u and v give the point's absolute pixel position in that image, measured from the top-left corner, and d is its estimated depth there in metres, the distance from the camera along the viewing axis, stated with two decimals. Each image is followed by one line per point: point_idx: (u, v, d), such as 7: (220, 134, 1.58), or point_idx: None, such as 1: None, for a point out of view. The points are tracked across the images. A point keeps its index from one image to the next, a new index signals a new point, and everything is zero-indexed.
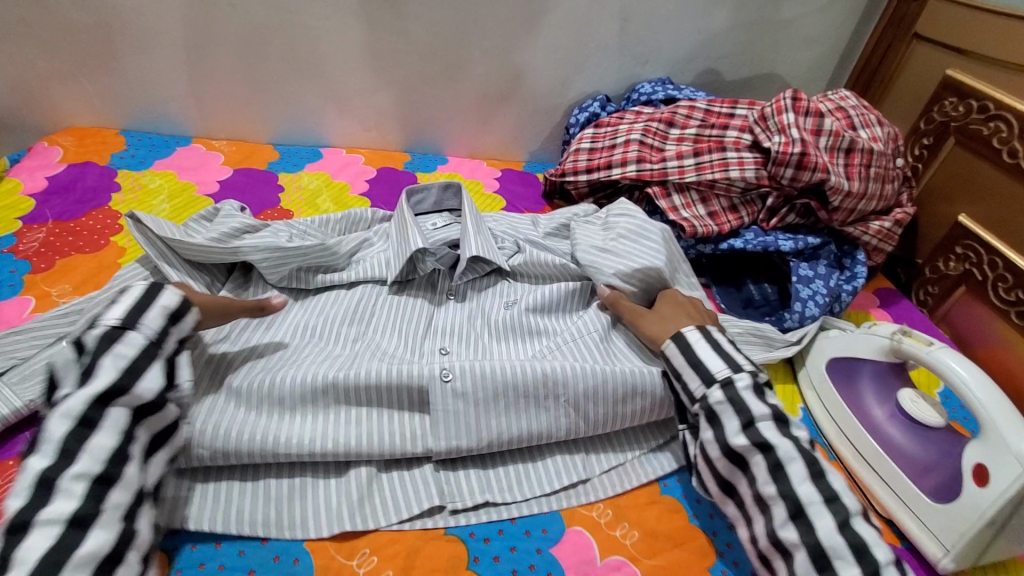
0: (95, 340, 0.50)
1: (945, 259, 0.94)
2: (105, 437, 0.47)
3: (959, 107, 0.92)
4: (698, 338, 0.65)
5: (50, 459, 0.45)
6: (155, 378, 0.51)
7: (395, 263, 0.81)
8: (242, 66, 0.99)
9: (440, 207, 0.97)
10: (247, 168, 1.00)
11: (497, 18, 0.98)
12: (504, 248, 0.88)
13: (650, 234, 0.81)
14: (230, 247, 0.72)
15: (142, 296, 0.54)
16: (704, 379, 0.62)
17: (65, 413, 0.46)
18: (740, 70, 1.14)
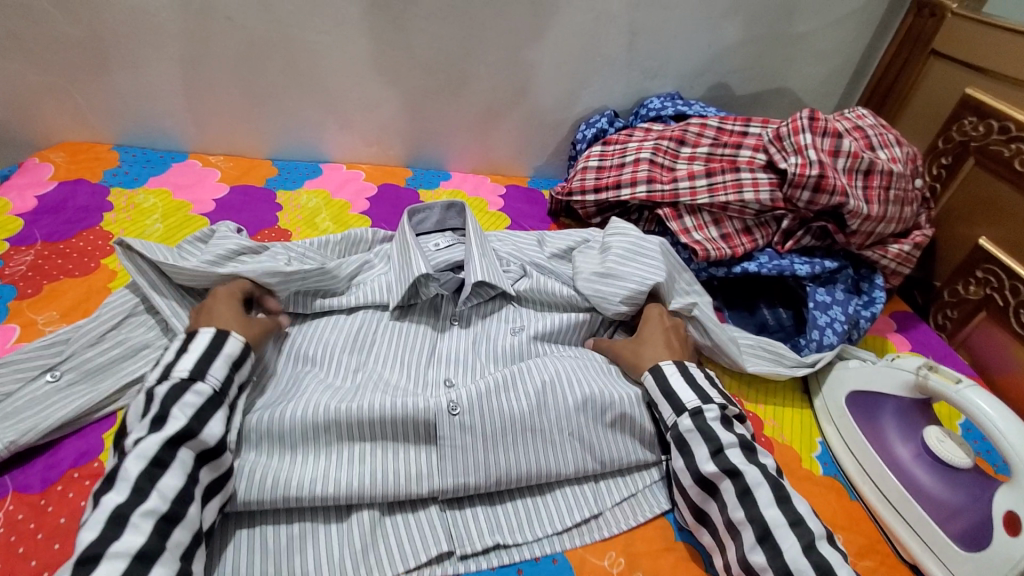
0: (171, 388, 0.54)
1: (965, 283, 0.91)
2: (173, 479, 0.50)
3: (979, 127, 0.89)
4: (675, 372, 0.68)
5: (123, 497, 0.47)
6: (218, 424, 0.54)
7: (395, 287, 0.77)
8: (240, 80, 0.96)
9: (443, 226, 0.93)
10: (244, 185, 0.97)
11: (502, 32, 0.96)
12: (510, 271, 0.85)
13: (650, 250, 0.80)
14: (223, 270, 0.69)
15: (208, 346, 0.58)
16: (675, 408, 0.65)
17: (143, 455, 0.49)
18: (751, 85, 1.11)
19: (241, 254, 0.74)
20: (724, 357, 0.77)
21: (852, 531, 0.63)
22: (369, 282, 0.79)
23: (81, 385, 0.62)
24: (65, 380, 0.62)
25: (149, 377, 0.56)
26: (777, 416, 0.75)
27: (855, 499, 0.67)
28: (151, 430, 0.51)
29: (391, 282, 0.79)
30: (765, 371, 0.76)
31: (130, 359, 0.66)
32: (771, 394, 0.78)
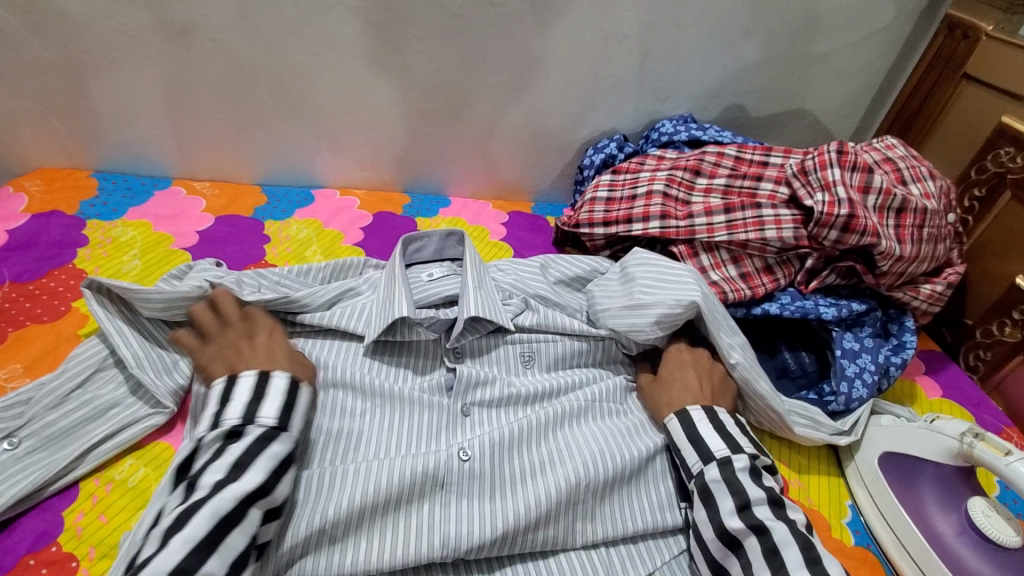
0: (259, 436, 0.53)
1: (999, 323, 0.85)
2: (242, 537, 0.48)
3: (1017, 158, 0.83)
4: (703, 418, 0.63)
5: (184, 555, 0.44)
6: (288, 484, 0.53)
7: (375, 321, 0.70)
8: (226, 104, 0.91)
9: (441, 255, 0.87)
10: (231, 215, 0.92)
11: (505, 54, 0.90)
12: (509, 305, 0.77)
13: (678, 275, 0.72)
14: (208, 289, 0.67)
15: (294, 397, 0.57)
16: (703, 456, 0.61)
17: (214, 511, 0.47)
18: (767, 106, 1.05)
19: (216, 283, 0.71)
20: (763, 416, 0.70)
21: None
22: (345, 307, 0.74)
23: (39, 453, 0.58)
24: (23, 448, 0.58)
25: (229, 415, 0.54)
26: (803, 476, 0.69)
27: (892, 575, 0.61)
28: (232, 476, 0.50)
29: (369, 312, 0.72)
30: (808, 436, 0.69)
31: (96, 421, 0.61)
32: (797, 453, 0.72)
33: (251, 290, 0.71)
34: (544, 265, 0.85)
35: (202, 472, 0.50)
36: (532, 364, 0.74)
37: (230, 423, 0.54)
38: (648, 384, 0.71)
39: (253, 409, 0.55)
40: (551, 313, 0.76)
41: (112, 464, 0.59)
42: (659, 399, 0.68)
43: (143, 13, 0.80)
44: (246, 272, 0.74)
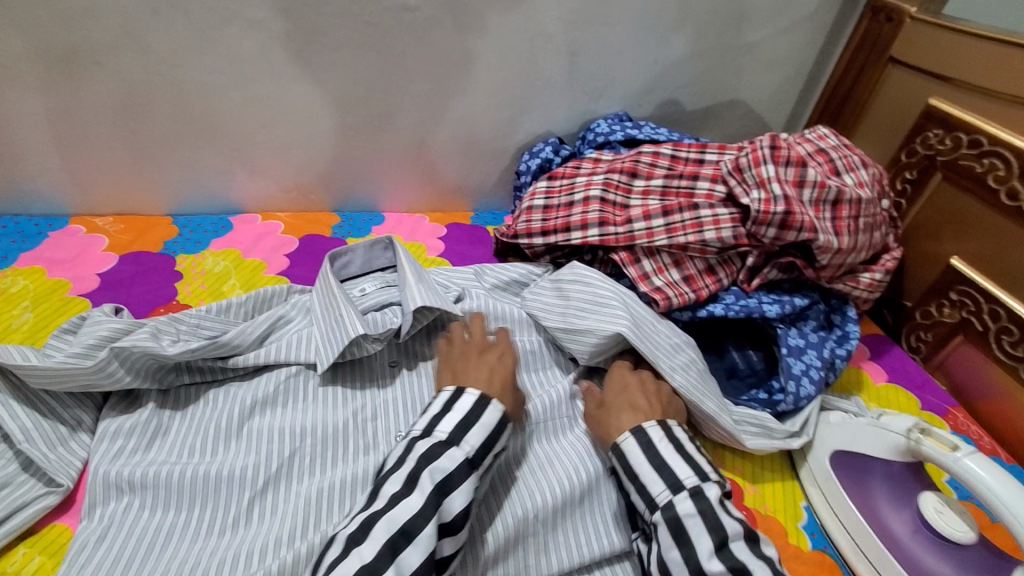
0: (431, 448, 0.54)
1: (938, 304, 0.86)
2: (417, 554, 0.47)
3: (946, 140, 0.84)
4: (662, 438, 0.58)
5: (375, 553, 0.47)
6: (462, 497, 0.52)
7: (326, 346, 0.67)
8: (124, 132, 0.83)
9: (370, 268, 0.82)
10: (138, 252, 0.85)
11: (427, 61, 0.85)
12: (449, 291, 0.78)
13: (606, 298, 0.72)
14: (98, 365, 0.59)
15: (470, 413, 0.57)
16: (670, 486, 0.54)
17: (387, 527, 0.48)
18: (701, 99, 1.03)
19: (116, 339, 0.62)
20: (717, 431, 0.68)
21: None
22: (280, 341, 0.70)
23: None
24: None
25: (415, 428, 0.57)
26: (757, 482, 0.68)
27: None
28: (409, 489, 0.51)
29: (314, 339, 0.69)
30: (762, 447, 0.67)
31: None
32: (750, 459, 0.70)
33: (172, 341, 0.64)
34: (479, 272, 0.83)
35: (384, 482, 0.52)
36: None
37: (414, 434, 0.56)
38: (592, 411, 0.65)
39: (434, 423, 0.57)
40: (491, 302, 0.78)
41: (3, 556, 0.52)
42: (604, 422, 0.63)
43: (13, 39, 0.71)
44: (159, 319, 0.66)
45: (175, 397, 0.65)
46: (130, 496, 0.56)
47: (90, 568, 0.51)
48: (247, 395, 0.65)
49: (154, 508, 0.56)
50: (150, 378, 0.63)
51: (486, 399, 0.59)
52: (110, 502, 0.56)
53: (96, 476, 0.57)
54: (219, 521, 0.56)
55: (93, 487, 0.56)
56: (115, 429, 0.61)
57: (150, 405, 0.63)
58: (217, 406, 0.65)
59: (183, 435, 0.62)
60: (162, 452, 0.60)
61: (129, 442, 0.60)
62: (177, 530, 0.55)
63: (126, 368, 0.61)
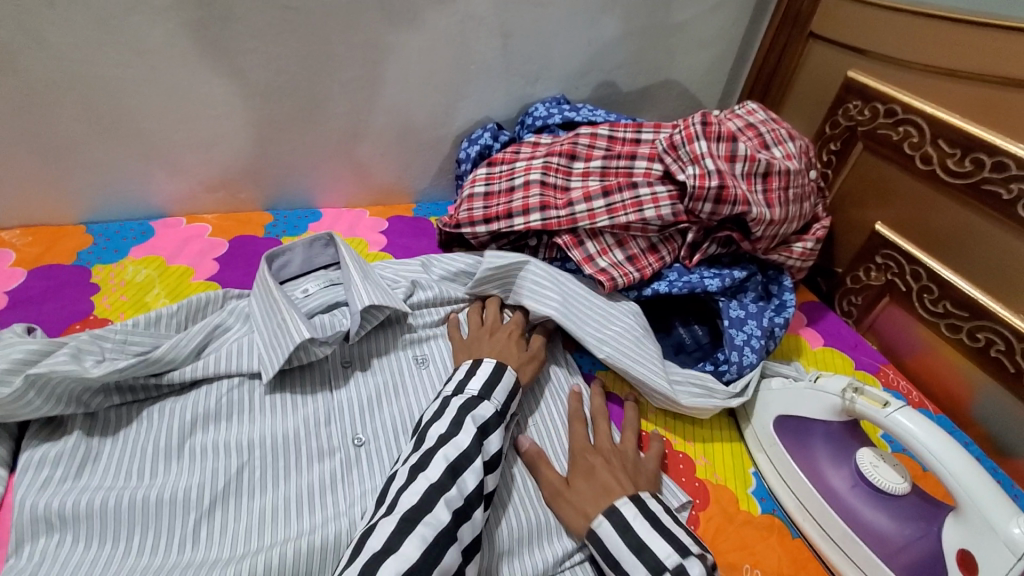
0: (466, 400, 0.58)
1: (866, 268, 0.90)
2: (472, 479, 0.52)
3: (865, 111, 0.87)
4: (637, 515, 0.53)
5: (438, 475, 0.51)
6: (497, 441, 0.57)
7: (270, 354, 0.64)
8: (22, 136, 0.76)
9: (311, 266, 0.79)
10: (48, 266, 0.78)
11: (353, 47, 0.82)
12: (397, 287, 0.75)
13: (545, 292, 0.73)
14: (13, 393, 0.53)
15: (494, 372, 0.62)
16: (650, 567, 0.50)
17: (444, 458, 0.52)
18: (636, 80, 1.03)
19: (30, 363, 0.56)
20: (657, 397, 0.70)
21: None
22: (219, 351, 0.65)
23: None
24: None
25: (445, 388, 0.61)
26: (708, 453, 0.69)
27: (798, 536, 0.62)
28: (455, 430, 0.55)
29: (257, 347, 0.66)
30: (698, 406, 0.69)
31: None
32: (699, 431, 0.72)
33: (96, 362, 0.58)
34: (426, 263, 0.82)
35: (430, 425, 0.56)
36: (426, 364, 0.72)
37: (446, 394, 0.60)
38: (557, 490, 0.58)
39: (464, 381, 0.61)
40: (444, 287, 0.78)
41: None
42: (574, 514, 0.56)
43: None
44: (80, 337, 0.60)
45: (104, 422, 0.59)
46: (61, 532, 0.51)
47: None
48: (185, 411, 0.61)
49: (90, 542, 0.51)
50: (73, 404, 0.57)
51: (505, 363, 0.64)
52: (40, 539, 0.50)
53: (21, 510, 0.51)
54: (169, 542, 0.52)
55: (19, 522, 0.50)
56: (40, 457, 0.55)
57: (76, 431, 0.57)
58: (153, 425, 0.59)
59: (117, 460, 0.56)
60: (94, 478, 0.55)
61: (55, 471, 0.54)
62: (120, 561, 0.50)
63: (47, 395, 0.55)
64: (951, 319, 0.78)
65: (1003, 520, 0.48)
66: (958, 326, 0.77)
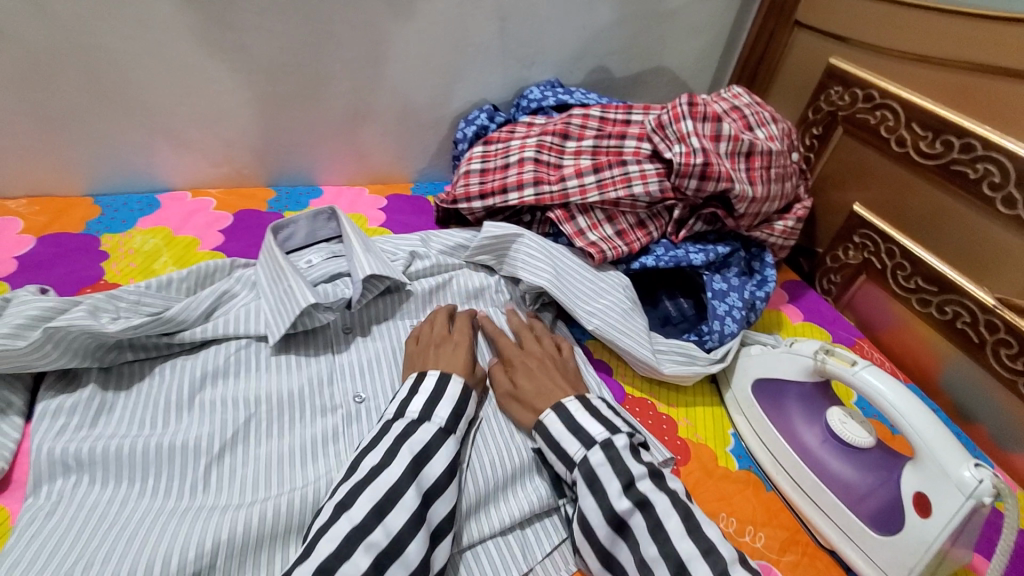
0: (406, 427, 0.55)
1: (845, 248, 0.94)
2: (401, 515, 0.49)
3: (845, 96, 0.91)
4: (578, 406, 0.60)
5: (364, 515, 0.48)
6: (440, 460, 0.54)
7: (277, 318, 0.67)
8: (29, 106, 0.78)
9: (315, 238, 0.82)
10: (57, 234, 0.81)
11: (355, 26, 0.84)
12: (397, 259, 0.79)
13: (535, 257, 0.77)
14: (30, 345, 0.55)
15: (434, 390, 0.59)
16: (584, 443, 0.57)
17: (373, 494, 0.50)
18: (629, 66, 1.07)
19: (45, 317, 0.59)
20: (637, 362, 0.74)
21: (771, 526, 0.62)
22: (227, 315, 0.69)
23: None
24: None
25: (388, 410, 0.58)
26: (689, 414, 0.74)
27: (771, 489, 0.66)
28: (388, 461, 0.52)
29: (264, 311, 0.69)
30: (681, 373, 0.73)
31: None
32: (682, 395, 0.76)
33: (112, 319, 0.61)
34: (425, 238, 0.84)
35: (362, 456, 0.53)
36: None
37: (387, 417, 0.57)
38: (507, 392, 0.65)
39: (405, 404, 0.58)
40: (442, 259, 0.82)
41: None
42: (523, 411, 0.63)
43: None
44: (96, 296, 0.62)
45: (118, 376, 0.62)
46: (78, 474, 0.54)
47: (40, 542, 0.49)
48: (196, 368, 0.64)
49: (107, 483, 0.54)
50: (89, 357, 0.60)
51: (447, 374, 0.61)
52: (57, 479, 0.53)
53: (39, 453, 0.53)
54: (180, 486, 0.55)
55: (37, 464, 0.53)
56: (56, 407, 0.58)
57: (91, 384, 0.60)
58: (167, 379, 0.63)
59: (131, 411, 0.59)
60: (110, 427, 0.58)
61: (72, 419, 0.57)
62: (136, 501, 0.53)
63: (64, 349, 0.58)
64: (922, 294, 0.82)
65: (954, 464, 0.52)
66: (928, 300, 0.82)
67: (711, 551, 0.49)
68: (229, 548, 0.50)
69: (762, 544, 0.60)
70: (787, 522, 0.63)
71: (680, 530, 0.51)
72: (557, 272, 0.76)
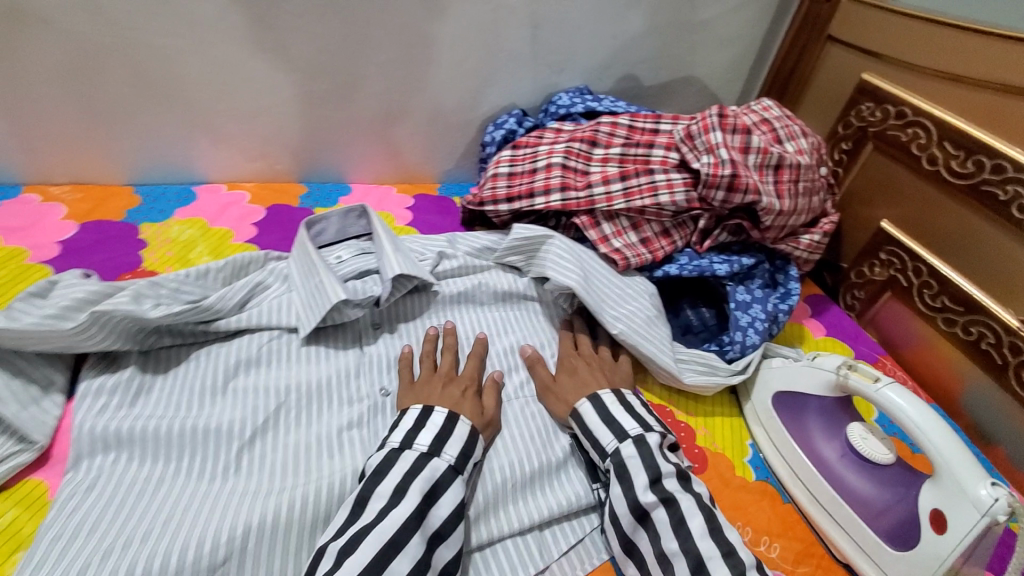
0: (414, 462, 0.55)
1: (870, 264, 0.94)
2: (405, 562, 0.49)
3: (876, 112, 0.91)
4: (615, 401, 0.65)
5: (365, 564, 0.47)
6: (446, 504, 0.54)
7: (308, 312, 0.69)
8: (76, 97, 0.81)
9: (344, 235, 0.84)
10: (98, 221, 0.84)
11: (391, 29, 0.86)
12: (424, 259, 0.80)
13: (564, 260, 0.77)
14: (76, 327, 0.58)
15: (447, 423, 0.59)
16: (617, 435, 0.61)
17: (377, 539, 0.49)
18: (658, 75, 1.07)
19: (91, 301, 0.62)
20: (660, 370, 0.74)
21: (787, 538, 0.62)
22: (261, 306, 0.71)
23: None
24: None
25: (392, 439, 0.57)
26: (708, 424, 0.74)
27: (788, 501, 0.66)
28: (397, 501, 0.52)
29: (295, 305, 0.71)
30: (702, 383, 0.73)
31: None
32: (702, 404, 0.76)
33: (153, 305, 0.63)
34: (451, 240, 0.86)
35: (372, 491, 0.53)
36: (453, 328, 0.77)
37: (392, 446, 0.57)
38: (546, 385, 0.70)
39: (412, 436, 0.57)
40: (468, 260, 0.83)
41: None
42: (558, 402, 0.68)
43: None
44: (138, 283, 0.65)
45: (156, 360, 0.64)
46: (116, 451, 0.56)
47: (81, 515, 0.51)
48: (230, 355, 0.66)
49: (144, 461, 0.56)
50: (130, 341, 0.62)
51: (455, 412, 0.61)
52: (97, 456, 0.55)
53: (80, 431, 0.56)
54: (213, 469, 0.57)
55: (78, 441, 0.55)
56: (98, 387, 0.60)
57: (131, 367, 0.62)
58: (203, 365, 0.65)
59: (167, 394, 0.62)
60: (146, 408, 0.60)
61: (111, 399, 0.59)
62: (171, 479, 0.55)
63: (109, 332, 0.60)
64: (948, 314, 0.81)
65: (972, 483, 0.52)
66: (953, 320, 0.81)
67: (731, 553, 0.53)
68: (259, 532, 0.51)
69: (777, 554, 0.61)
70: (804, 534, 0.63)
71: (702, 529, 0.54)
72: (585, 275, 0.77)
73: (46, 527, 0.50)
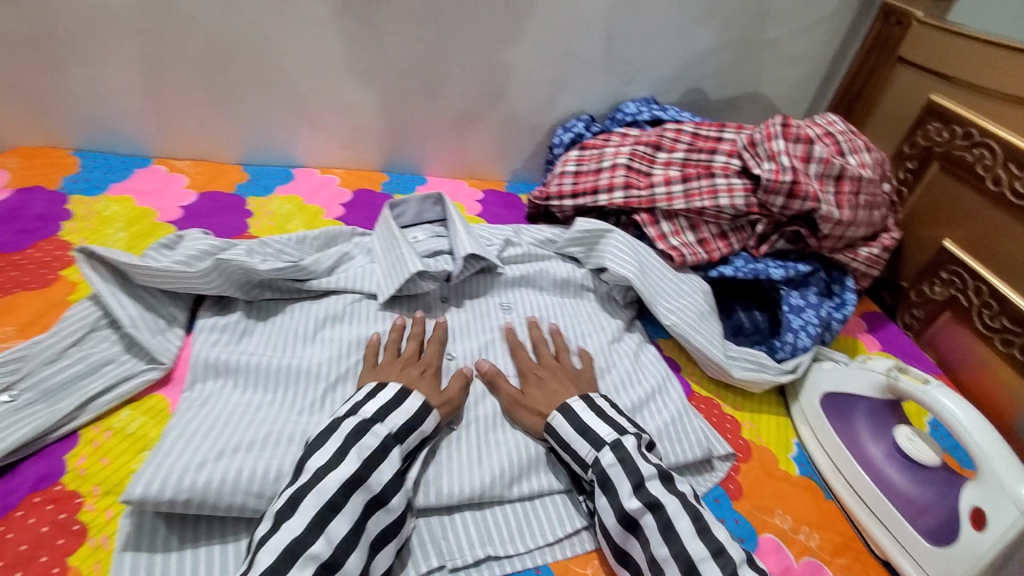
0: (354, 427, 0.57)
1: (931, 283, 0.94)
2: (342, 524, 0.50)
3: (943, 132, 0.92)
4: (585, 408, 0.64)
5: (301, 527, 0.49)
6: (386, 472, 0.55)
7: (388, 280, 0.77)
8: (204, 83, 0.94)
9: (421, 219, 0.92)
10: (213, 192, 0.95)
11: (477, 36, 0.95)
12: (493, 244, 0.87)
13: (621, 251, 0.82)
14: (201, 271, 0.68)
15: (397, 395, 0.61)
16: (593, 444, 0.61)
17: (317, 498, 0.50)
18: (725, 90, 1.11)
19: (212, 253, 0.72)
20: (709, 363, 0.77)
21: (827, 529, 0.64)
22: (347, 272, 0.79)
23: (40, 404, 0.59)
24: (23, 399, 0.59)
25: (342, 408, 0.60)
26: (754, 419, 0.76)
27: (831, 498, 0.68)
28: (336, 462, 0.53)
29: (377, 274, 0.79)
30: (750, 378, 0.76)
31: (91, 376, 0.62)
32: (750, 400, 0.79)
33: (262, 261, 0.73)
34: (517, 230, 0.92)
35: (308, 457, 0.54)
36: (510, 311, 0.83)
37: (342, 412, 0.59)
38: (513, 398, 0.68)
39: (360, 403, 0.59)
40: (532, 249, 0.89)
41: (111, 414, 0.61)
42: (530, 416, 0.67)
43: None
44: (250, 242, 0.75)
45: (258, 308, 0.74)
46: (224, 378, 0.65)
47: (195, 422, 0.59)
48: (319, 312, 0.74)
49: (245, 390, 0.65)
50: (239, 289, 0.72)
51: (407, 390, 0.63)
52: (208, 380, 0.64)
53: (198, 358, 0.65)
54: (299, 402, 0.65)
55: (195, 366, 0.64)
56: (211, 325, 0.69)
57: (239, 311, 0.72)
58: (298, 317, 0.74)
59: (267, 338, 0.71)
60: (248, 346, 0.69)
61: (223, 336, 0.69)
62: (267, 407, 0.63)
63: (225, 279, 0.70)
64: (1007, 335, 0.81)
65: (1013, 482, 0.54)
66: (1012, 340, 0.81)
67: (720, 552, 0.53)
68: None
69: (816, 543, 0.62)
70: (845, 529, 0.65)
71: (690, 530, 0.54)
72: (641, 266, 0.82)
73: (171, 427, 0.58)
